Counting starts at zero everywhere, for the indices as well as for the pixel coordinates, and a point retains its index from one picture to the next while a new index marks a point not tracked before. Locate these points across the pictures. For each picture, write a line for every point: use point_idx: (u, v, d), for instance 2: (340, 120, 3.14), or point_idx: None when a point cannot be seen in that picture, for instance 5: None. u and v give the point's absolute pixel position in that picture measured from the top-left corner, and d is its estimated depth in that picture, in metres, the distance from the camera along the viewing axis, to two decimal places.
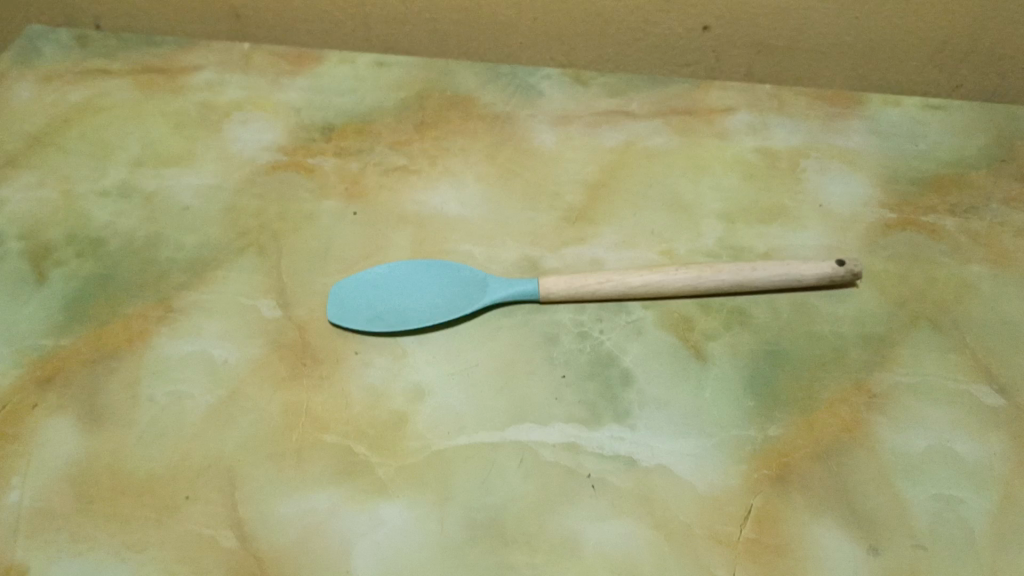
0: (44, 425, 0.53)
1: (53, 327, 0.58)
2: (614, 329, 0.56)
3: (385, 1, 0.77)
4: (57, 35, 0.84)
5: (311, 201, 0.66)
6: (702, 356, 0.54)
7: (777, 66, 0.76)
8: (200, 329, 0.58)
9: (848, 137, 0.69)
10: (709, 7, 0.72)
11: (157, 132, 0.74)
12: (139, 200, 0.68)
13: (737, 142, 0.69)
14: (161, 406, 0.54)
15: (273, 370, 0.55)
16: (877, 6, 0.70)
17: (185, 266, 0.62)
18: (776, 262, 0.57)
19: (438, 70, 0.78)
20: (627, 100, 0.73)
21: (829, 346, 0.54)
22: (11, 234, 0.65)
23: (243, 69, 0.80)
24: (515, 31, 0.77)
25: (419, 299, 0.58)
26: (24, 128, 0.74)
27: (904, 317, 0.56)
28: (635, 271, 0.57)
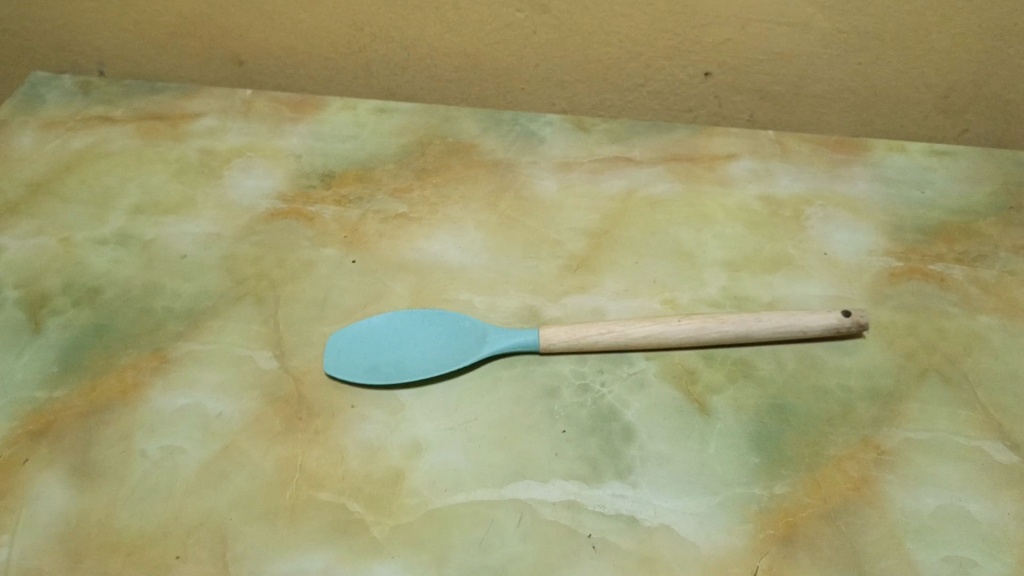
0: (33, 480, 0.52)
1: (47, 378, 0.57)
2: (616, 381, 0.55)
3: (388, 48, 0.77)
4: (61, 81, 0.84)
5: (310, 249, 0.66)
6: (706, 410, 0.53)
7: (781, 111, 0.76)
8: (196, 381, 0.57)
9: (853, 184, 0.69)
10: (712, 53, 0.72)
11: (157, 179, 0.74)
12: (138, 248, 0.67)
13: (740, 190, 0.69)
14: (154, 461, 0.52)
15: (268, 424, 0.54)
16: (880, 51, 0.70)
17: (182, 316, 0.61)
18: (780, 313, 0.56)
19: (440, 116, 0.78)
20: (629, 147, 0.73)
21: (836, 400, 0.53)
22: (7, 282, 0.65)
23: (245, 115, 0.79)
24: (518, 77, 0.77)
25: (418, 350, 0.57)
26: (24, 175, 0.74)
27: (912, 370, 0.55)
28: (637, 321, 0.56)
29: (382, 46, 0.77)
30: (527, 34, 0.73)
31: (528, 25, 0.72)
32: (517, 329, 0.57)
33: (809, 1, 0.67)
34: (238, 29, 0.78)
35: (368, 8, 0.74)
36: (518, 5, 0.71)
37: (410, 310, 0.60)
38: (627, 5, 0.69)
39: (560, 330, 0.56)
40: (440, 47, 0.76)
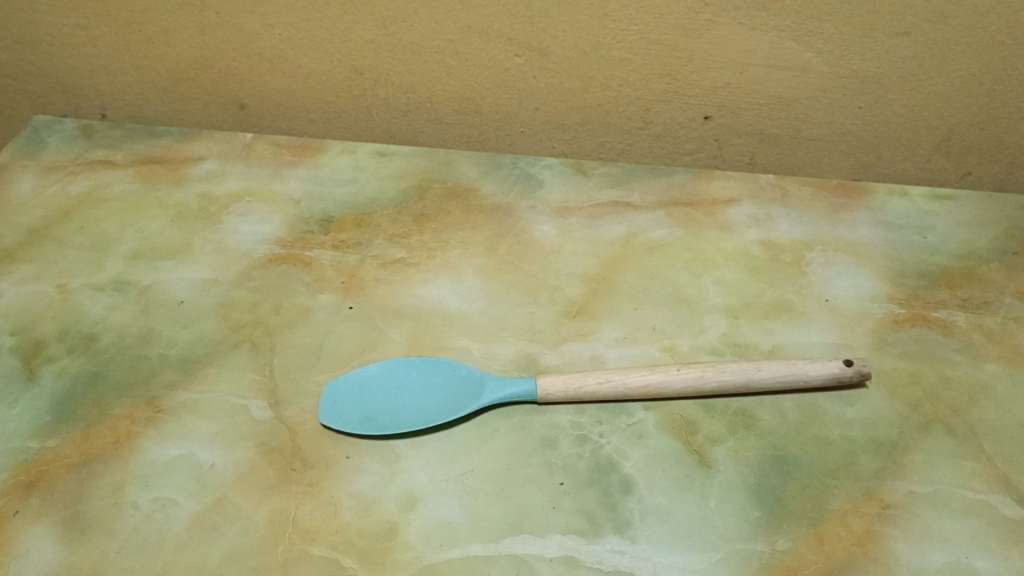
0: (21, 534, 0.51)
1: (39, 427, 0.57)
2: (615, 432, 0.54)
3: (387, 92, 0.77)
4: (63, 125, 0.84)
5: (307, 295, 0.65)
6: (707, 461, 0.52)
7: (781, 154, 0.75)
8: (189, 431, 0.56)
9: (854, 229, 0.68)
10: (711, 97, 0.72)
11: (156, 225, 0.73)
12: (135, 294, 0.67)
13: (740, 234, 0.68)
14: (145, 514, 0.51)
15: (261, 476, 0.53)
16: (880, 94, 0.69)
17: (177, 364, 0.61)
18: (781, 362, 0.55)
19: (439, 160, 0.78)
20: (629, 191, 0.73)
21: (838, 452, 0.52)
22: (3, 329, 0.64)
23: (244, 159, 0.80)
24: (517, 121, 0.77)
25: (413, 401, 0.56)
26: (23, 220, 0.74)
27: (916, 420, 0.54)
28: (636, 370, 0.55)
29: (382, 90, 0.77)
30: (526, 78, 0.73)
31: (527, 69, 0.72)
32: (514, 379, 0.56)
33: (806, 46, 0.67)
34: (239, 73, 0.79)
35: (368, 53, 0.74)
36: (517, 49, 0.71)
37: (404, 359, 0.59)
38: (625, 50, 0.70)
39: (559, 380, 0.55)
40: (440, 91, 0.76)
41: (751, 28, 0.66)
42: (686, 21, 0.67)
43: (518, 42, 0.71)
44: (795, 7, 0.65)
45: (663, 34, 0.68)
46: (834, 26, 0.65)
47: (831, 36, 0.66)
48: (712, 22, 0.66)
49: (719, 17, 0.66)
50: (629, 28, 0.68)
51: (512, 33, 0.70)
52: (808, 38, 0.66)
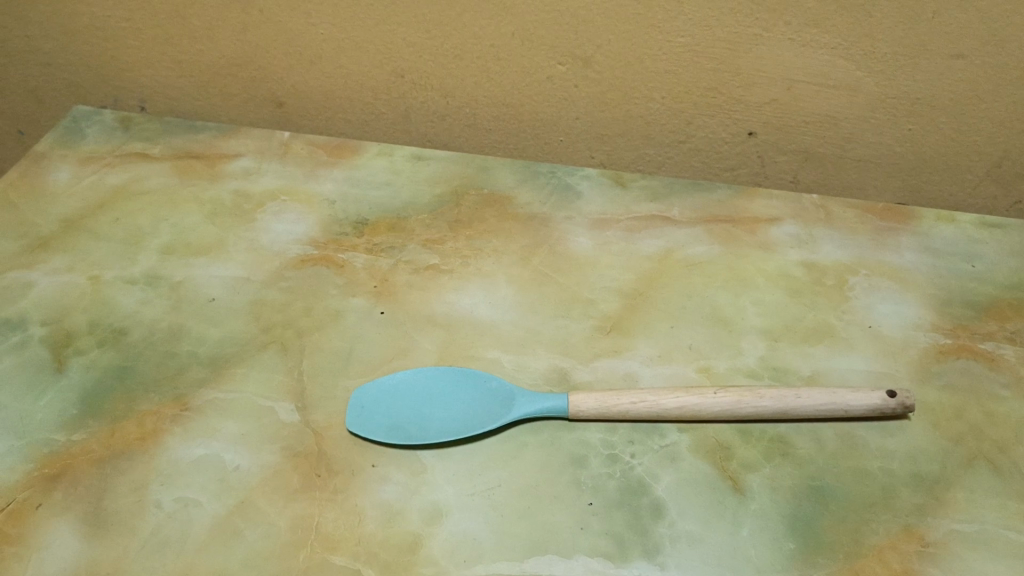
0: (44, 528, 0.50)
1: (66, 420, 0.57)
2: (646, 453, 0.53)
3: (427, 95, 0.76)
4: (102, 116, 0.84)
5: (338, 298, 0.65)
6: (740, 488, 0.51)
7: (825, 174, 0.74)
8: (215, 431, 0.56)
9: (898, 254, 0.67)
10: (757, 113, 0.70)
11: (190, 220, 0.73)
12: (166, 289, 0.67)
13: (782, 255, 0.67)
14: (167, 513, 0.51)
15: (285, 481, 0.52)
16: (930, 118, 0.68)
17: (205, 362, 0.60)
18: (821, 389, 0.54)
19: (477, 166, 0.77)
20: (669, 206, 0.71)
21: (877, 485, 0.51)
22: (34, 319, 0.64)
23: (280, 158, 0.79)
24: (556, 129, 0.76)
25: (442, 411, 0.55)
26: (59, 210, 0.74)
27: (960, 456, 0.52)
28: (671, 391, 0.54)
29: (422, 94, 0.76)
30: (568, 87, 0.72)
31: (570, 78, 0.71)
32: (545, 395, 0.55)
33: (857, 64, 0.65)
34: (279, 71, 0.78)
35: (410, 56, 0.74)
36: (560, 57, 0.70)
37: (435, 367, 0.59)
38: (671, 62, 0.68)
39: (592, 397, 0.54)
40: (479, 97, 0.75)
41: (801, 45, 0.65)
42: (735, 35, 0.66)
43: (562, 50, 0.70)
44: (847, 24, 0.63)
45: (710, 48, 0.67)
46: (887, 46, 0.64)
47: (883, 56, 0.64)
48: (761, 36, 0.65)
49: (768, 32, 0.65)
50: (676, 40, 0.67)
51: (556, 40, 0.69)
52: (859, 56, 0.65)
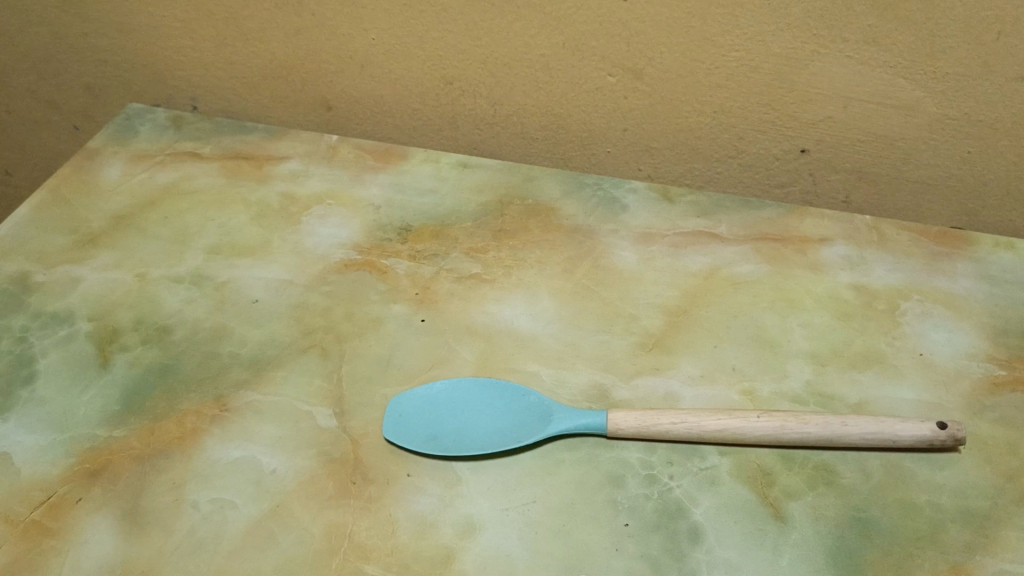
0: (83, 523, 0.51)
1: (108, 416, 0.57)
2: (686, 475, 0.52)
3: (475, 103, 0.76)
4: (155, 115, 0.85)
5: (380, 304, 0.65)
6: (781, 516, 0.49)
7: (879, 194, 0.72)
8: (253, 433, 0.56)
9: (954, 280, 0.65)
10: (810, 130, 0.69)
11: (236, 220, 0.74)
12: (210, 289, 0.67)
13: (832, 277, 0.65)
14: (204, 514, 0.51)
15: (321, 488, 0.52)
16: (991, 140, 0.66)
17: (246, 364, 0.61)
18: (868, 418, 0.52)
19: (522, 175, 0.76)
20: (716, 222, 0.70)
21: (924, 520, 0.49)
22: (81, 314, 0.65)
23: (328, 161, 0.79)
24: (604, 141, 0.75)
25: (480, 423, 0.55)
26: (109, 208, 0.75)
27: (1012, 493, 0.50)
28: (712, 413, 0.53)
29: (470, 101, 0.76)
30: (617, 98, 0.71)
31: (620, 89, 0.71)
32: (584, 411, 0.54)
33: (917, 84, 0.64)
34: (330, 75, 0.79)
35: (459, 63, 0.73)
36: (611, 69, 0.70)
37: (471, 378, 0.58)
38: (724, 76, 0.67)
39: (631, 416, 0.53)
40: (527, 106, 0.75)
41: (858, 62, 0.64)
42: (790, 50, 0.64)
43: (612, 62, 0.69)
44: (907, 43, 0.62)
45: (764, 62, 0.66)
46: (948, 65, 0.62)
47: (944, 75, 0.63)
48: (817, 52, 0.64)
49: (825, 48, 0.63)
50: (730, 55, 0.66)
51: (606, 51, 0.68)
52: (918, 76, 0.63)
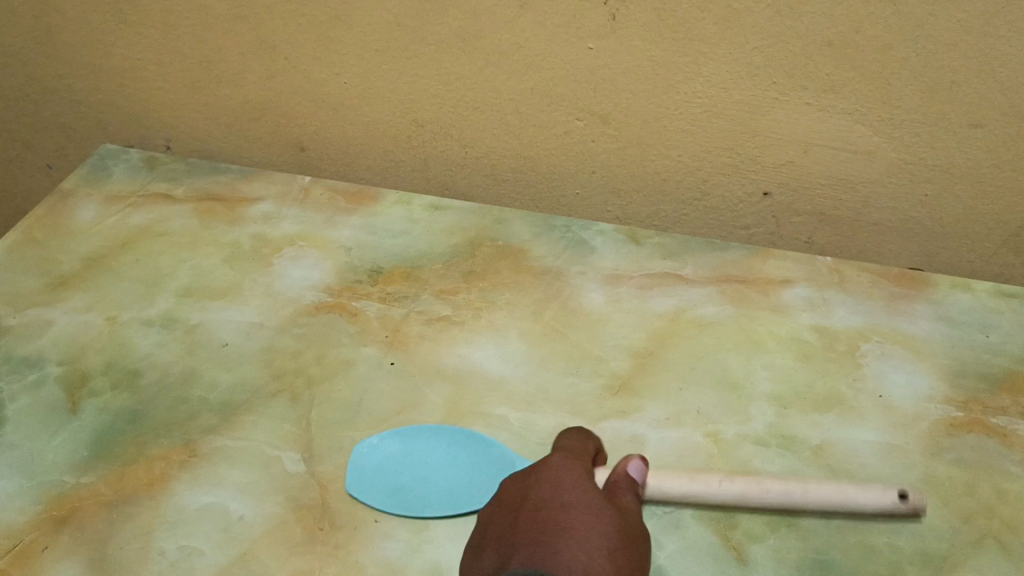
0: (49, 571, 0.51)
1: (77, 462, 0.57)
2: (650, 519, 0.52)
3: (446, 146, 0.77)
4: (128, 156, 0.86)
5: (350, 347, 0.65)
6: (744, 559, 0.50)
7: (842, 237, 0.73)
8: (222, 479, 0.56)
9: (913, 322, 0.66)
10: (773, 174, 0.70)
11: (208, 262, 0.74)
12: (181, 331, 0.68)
13: (794, 318, 0.66)
14: (171, 561, 0.51)
15: (288, 534, 0.53)
16: (949, 186, 0.67)
17: (216, 408, 0.61)
18: (831, 484, 0.52)
19: (493, 218, 0.77)
20: (683, 263, 0.72)
21: (883, 561, 0.50)
22: (52, 357, 0.65)
23: (300, 202, 0.80)
24: (573, 183, 0.76)
25: (441, 476, 0.56)
26: (82, 250, 0.76)
27: (969, 534, 0.51)
28: (676, 475, 0.53)
29: (441, 144, 0.77)
30: (586, 142, 0.73)
31: (588, 133, 0.72)
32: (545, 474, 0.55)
33: (875, 131, 0.65)
34: (303, 117, 0.80)
35: (431, 107, 0.75)
36: (579, 113, 0.71)
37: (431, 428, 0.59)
38: (688, 121, 0.69)
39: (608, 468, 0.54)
40: (498, 149, 0.76)
41: (818, 109, 0.65)
42: (752, 98, 0.66)
43: (580, 107, 0.70)
44: (864, 91, 0.63)
45: (728, 109, 0.67)
46: (904, 112, 0.64)
47: (901, 122, 0.65)
48: (779, 99, 0.66)
49: (786, 96, 0.65)
50: (694, 101, 0.67)
51: (574, 97, 0.70)
52: (876, 122, 0.65)
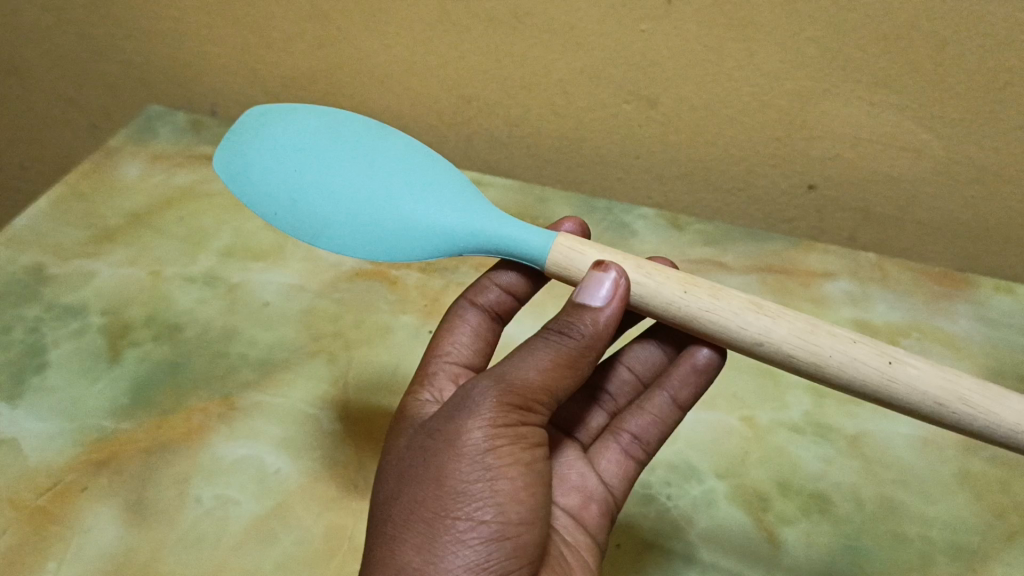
0: (86, 511, 0.52)
1: (116, 409, 0.58)
2: (684, 496, 0.53)
3: (491, 124, 0.78)
4: (174, 118, 0.90)
5: (389, 314, 0.66)
6: (775, 541, 0.50)
7: (883, 235, 0.74)
8: (259, 433, 0.57)
9: (953, 321, 0.68)
10: (820, 168, 0.70)
11: (251, 225, 0.75)
12: (223, 289, 0.68)
13: (834, 311, 0.69)
14: (206, 510, 0.52)
15: (323, 489, 0.53)
16: (996, 188, 0.66)
17: (255, 365, 0.62)
18: (898, 368, 0.37)
19: (534, 197, 0.81)
20: (723, 251, 0.75)
21: (914, 552, 0.50)
22: (94, 308, 0.66)
23: None
24: (617, 167, 0.77)
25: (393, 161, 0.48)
26: (128, 206, 0.77)
27: (1001, 530, 0.51)
28: (706, 296, 0.40)
29: (487, 121, 0.78)
30: (634, 126, 0.73)
31: (635, 117, 0.72)
32: (540, 232, 0.45)
33: (924, 129, 0.65)
34: (350, 88, 0.80)
35: (479, 84, 0.75)
36: (626, 96, 0.71)
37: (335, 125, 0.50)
38: (737, 110, 0.68)
39: (568, 252, 0.43)
40: (544, 128, 0.76)
41: (869, 103, 0.65)
42: (804, 89, 0.65)
43: (630, 90, 0.70)
44: (918, 89, 0.63)
45: (778, 99, 0.67)
46: (956, 112, 0.63)
47: (952, 121, 0.64)
48: (830, 92, 0.65)
49: (837, 90, 0.64)
50: (744, 89, 0.67)
51: (625, 80, 0.69)
52: (926, 120, 0.64)
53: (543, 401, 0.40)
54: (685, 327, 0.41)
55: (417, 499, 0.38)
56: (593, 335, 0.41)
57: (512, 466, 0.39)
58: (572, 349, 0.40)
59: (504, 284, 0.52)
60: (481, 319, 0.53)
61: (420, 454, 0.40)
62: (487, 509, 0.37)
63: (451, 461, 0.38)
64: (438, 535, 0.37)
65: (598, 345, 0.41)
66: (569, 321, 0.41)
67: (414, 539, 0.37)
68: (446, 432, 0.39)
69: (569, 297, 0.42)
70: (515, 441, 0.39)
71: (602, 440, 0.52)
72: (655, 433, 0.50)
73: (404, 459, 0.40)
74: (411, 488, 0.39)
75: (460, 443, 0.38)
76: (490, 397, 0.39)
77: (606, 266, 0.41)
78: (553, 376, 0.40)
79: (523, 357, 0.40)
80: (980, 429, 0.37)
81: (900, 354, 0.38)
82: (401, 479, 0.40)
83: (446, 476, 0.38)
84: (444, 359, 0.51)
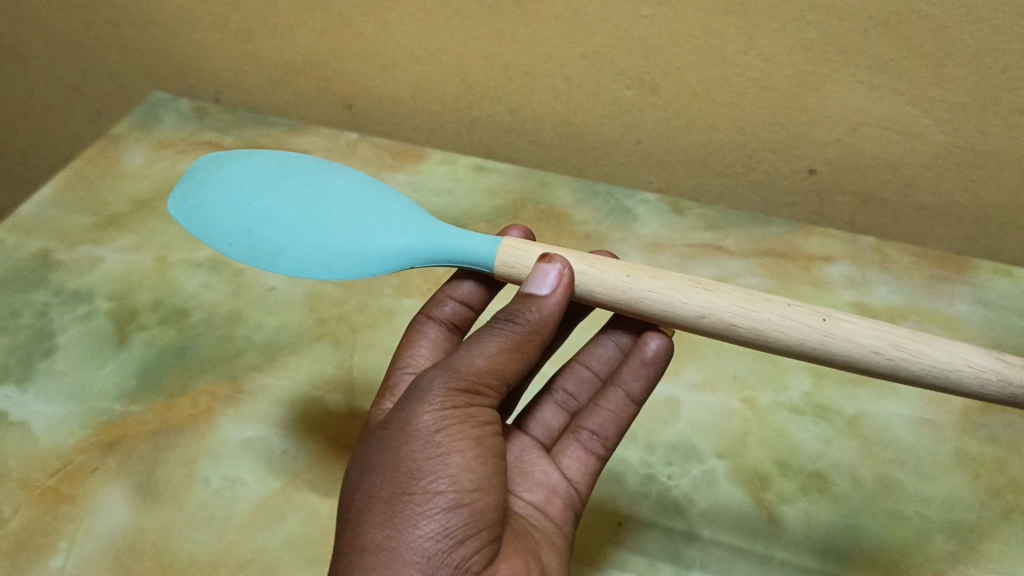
0: (97, 492, 0.53)
1: (124, 392, 0.59)
2: (684, 475, 0.54)
3: (493, 110, 0.79)
4: (178, 105, 0.90)
5: (393, 298, 0.67)
6: (774, 519, 0.51)
7: (883, 219, 0.75)
8: (265, 415, 0.57)
9: (951, 303, 0.69)
10: (821, 153, 0.71)
11: None
12: (228, 274, 0.69)
13: (834, 293, 0.70)
14: (214, 491, 0.53)
15: (329, 470, 0.54)
16: (994, 171, 0.67)
17: (261, 348, 0.62)
18: (836, 325, 0.39)
19: (536, 181, 0.82)
20: (723, 236, 0.75)
21: (912, 530, 0.51)
22: (101, 293, 0.67)
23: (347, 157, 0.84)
24: (618, 153, 0.78)
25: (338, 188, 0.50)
26: (132, 193, 0.78)
27: (997, 508, 0.52)
28: (646, 277, 0.42)
29: (490, 106, 0.78)
30: (636, 111, 0.73)
31: (637, 102, 0.72)
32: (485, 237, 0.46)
33: (923, 112, 0.65)
34: (352, 74, 0.81)
35: (481, 70, 0.75)
36: (628, 82, 0.71)
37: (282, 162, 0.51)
38: (737, 94, 0.69)
39: (512, 255, 0.44)
40: (545, 114, 0.77)
41: (870, 87, 0.65)
42: (805, 74, 0.66)
43: (631, 76, 0.70)
44: (918, 73, 0.63)
45: (779, 83, 0.67)
46: (955, 96, 0.63)
47: (951, 106, 0.64)
48: (830, 76, 0.65)
49: (837, 75, 0.65)
50: (745, 73, 0.67)
51: (626, 66, 0.70)
52: (925, 104, 0.65)
53: (491, 384, 0.41)
54: (630, 312, 0.42)
55: (374, 482, 0.39)
56: (540, 322, 0.42)
57: (467, 443, 0.40)
58: (518, 335, 0.42)
59: (459, 296, 0.53)
60: (440, 332, 0.54)
61: (374, 443, 0.40)
62: (443, 480, 0.38)
63: (403, 445, 0.39)
64: (399, 512, 0.37)
65: (544, 331, 0.42)
66: (515, 310, 0.42)
67: (376, 519, 0.38)
68: (397, 420, 0.40)
69: (517, 290, 0.43)
70: (468, 421, 0.40)
71: (563, 440, 0.53)
72: (614, 428, 0.51)
73: (361, 451, 0.41)
74: (367, 474, 0.39)
75: (411, 426, 0.39)
76: (436, 383, 0.40)
77: (550, 258, 0.42)
78: (501, 360, 0.41)
79: (471, 345, 0.41)
80: (923, 376, 0.38)
81: (835, 313, 0.40)
82: (358, 468, 0.40)
83: (399, 458, 0.39)
84: (405, 371, 0.52)
